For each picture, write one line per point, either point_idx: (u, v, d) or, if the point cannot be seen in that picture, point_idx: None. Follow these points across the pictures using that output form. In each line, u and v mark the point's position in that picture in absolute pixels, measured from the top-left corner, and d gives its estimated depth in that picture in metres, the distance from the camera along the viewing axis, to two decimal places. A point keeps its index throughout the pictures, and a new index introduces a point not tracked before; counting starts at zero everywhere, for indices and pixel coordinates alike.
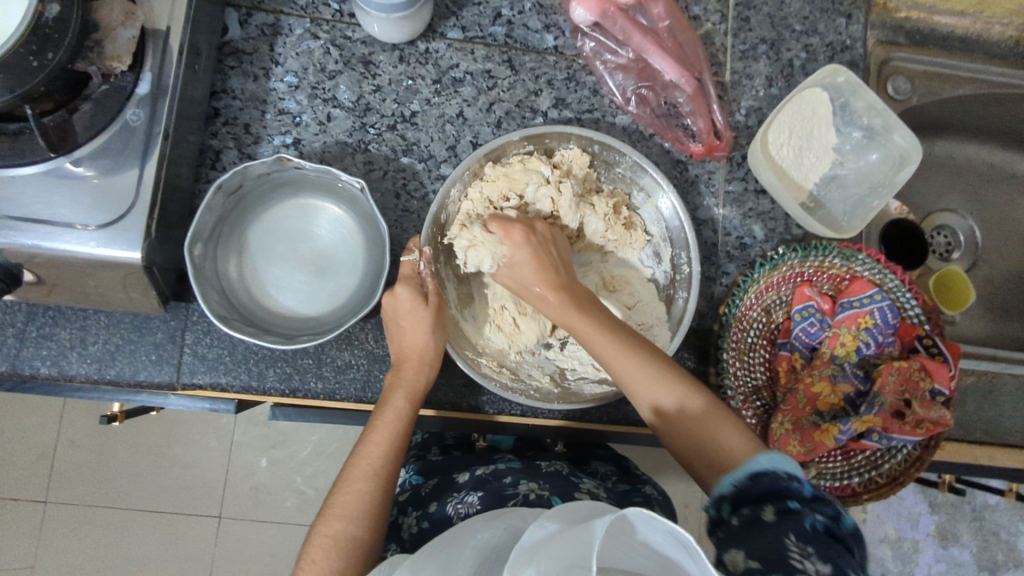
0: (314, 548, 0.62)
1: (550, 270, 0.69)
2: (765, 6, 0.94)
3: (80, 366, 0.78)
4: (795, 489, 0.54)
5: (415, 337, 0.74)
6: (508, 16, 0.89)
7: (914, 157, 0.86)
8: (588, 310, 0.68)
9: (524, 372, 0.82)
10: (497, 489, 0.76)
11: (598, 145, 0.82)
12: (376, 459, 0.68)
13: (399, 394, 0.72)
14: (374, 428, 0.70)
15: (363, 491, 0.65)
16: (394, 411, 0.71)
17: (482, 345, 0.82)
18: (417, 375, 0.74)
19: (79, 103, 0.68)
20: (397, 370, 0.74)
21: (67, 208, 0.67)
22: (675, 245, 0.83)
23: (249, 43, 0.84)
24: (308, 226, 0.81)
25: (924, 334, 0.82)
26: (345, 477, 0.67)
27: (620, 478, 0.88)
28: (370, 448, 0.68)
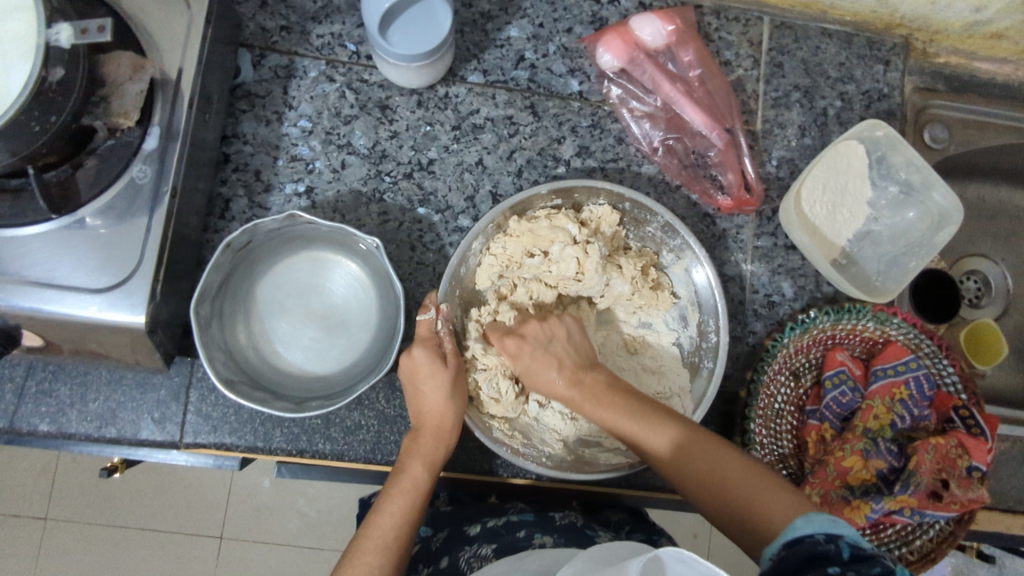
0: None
1: (535, 332, 0.72)
2: (799, 51, 0.90)
3: (80, 424, 0.75)
4: (834, 553, 0.50)
5: (432, 408, 0.71)
6: (532, 60, 0.85)
7: (954, 217, 0.82)
8: (596, 386, 0.70)
9: (537, 436, 0.78)
10: (512, 542, 0.73)
11: (629, 203, 0.78)
12: (390, 534, 0.65)
13: (416, 462, 0.69)
14: (388, 498, 0.67)
15: (373, 566, 0.62)
16: (409, 481, 0.68)
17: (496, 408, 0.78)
18: (435, 446, 0.70)
19: (83, 158, 0.65)
20: (415, 437, 0.71)
21: (69, 269, 0.64)
22: (703, 311, 0.79)
23: (261, 86, 0.81)
24: (320, 280, 0.78)
25: (962, 405, 0.78)
26: (354, 550, 0.64)
27: (634, 526, 0.82)
28: (381, 519, 0.65)
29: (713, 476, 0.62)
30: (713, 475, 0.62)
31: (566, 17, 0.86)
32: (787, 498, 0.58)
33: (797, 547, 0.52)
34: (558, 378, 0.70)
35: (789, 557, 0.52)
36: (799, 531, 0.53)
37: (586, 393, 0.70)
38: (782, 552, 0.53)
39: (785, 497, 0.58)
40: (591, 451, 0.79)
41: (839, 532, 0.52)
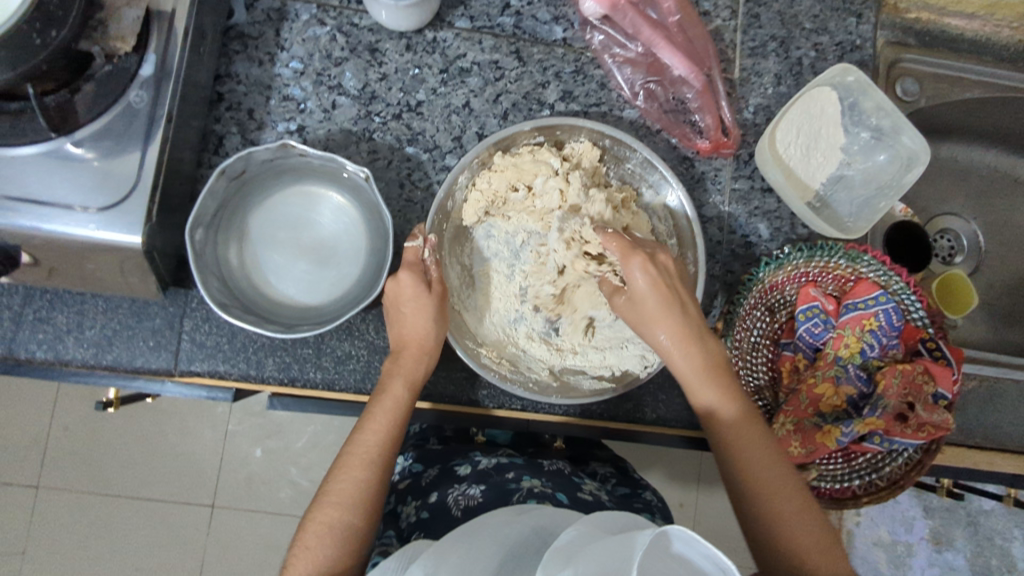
0: (308, 536, 0.63)
1: (685, 336, 0.71)
2: (775, 3, 0.93)
3: (77, 351, 0.77)
4: None
5: (411, 332, 0.73)
6: (517, 7, 0.88)
7: (920, 159, 0.86)
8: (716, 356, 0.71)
9: (522, 363, 0.81)
10: (500, 483, 0.77)
11: (609, 140, 0.81)
12: (374, 447, 0.68)
13: (398, 381, 0.71)
14: (370, 416, 0.70)
15: (359, 479, 0.66)
16: (391, 400, 0.71)
17: (481, 335, 0.82)
18: (415, 365, 0.73)
19: (81, 84, 0.67)
20: (398, 357, 0.73)
21: (68, 189, 0.66)
22: (682, 244, 0.83)
23: (254, 28, 0.83)
24: (310, 214, 0.80)
25: (928, 337, 0.82)
26: (341, 464, 0.67)
27: (620, 480, 0.89)
28: (365, 436, 0.68)
29: (779, 500, 0.64)
30: (771, 483, 0.65)
31: None
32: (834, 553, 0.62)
33: None
34: (710, 392, 0.69)
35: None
36: None
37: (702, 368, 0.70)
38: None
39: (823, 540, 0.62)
40: (574, 378, 0.81)
41: None
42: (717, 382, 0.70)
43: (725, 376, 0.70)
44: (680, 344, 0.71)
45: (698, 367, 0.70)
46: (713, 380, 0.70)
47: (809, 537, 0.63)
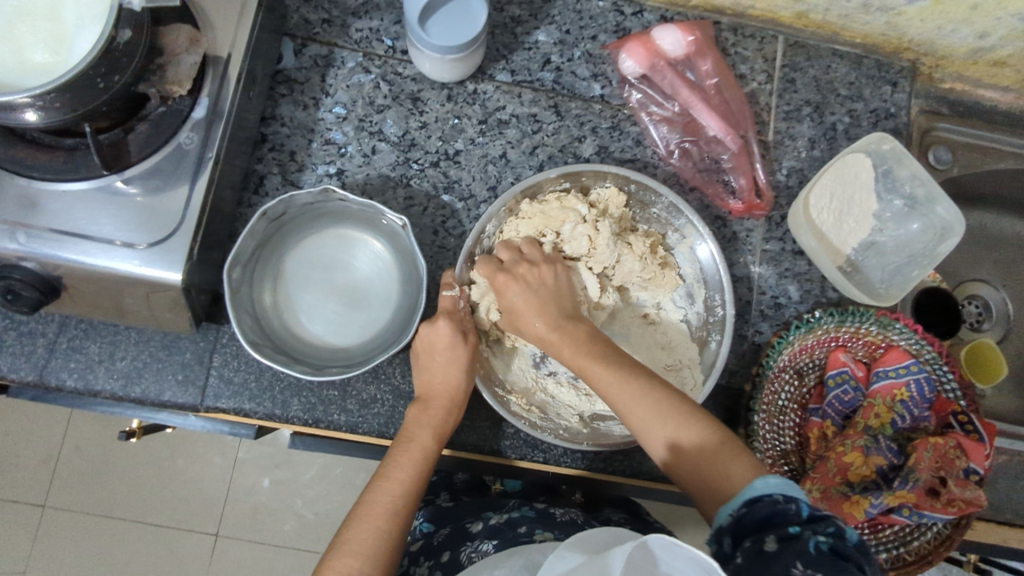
0: None
1: (568, 334, 0.71)
2: (811, 69, 0.94)
3: (106, 382, 0.78)
4: (793, 512, 0.53)
5: (435, 385, 0.74)
6: (557, 63, 0.90)
7: (955, 230, 0.85)
8: (593, 350, 0.70)
9: (552, 410, 0.81)
10: (513, 538, 0.76)
11: (634, 184, 0.82)
12: (395, 498, 0.67)
13: (426, 433, 0.71)
14: (394, 464, 0.69)
15: (380, 528, 0.65)
16: (417, 450, 0.70)
17: (511, 381, 0.81)
18: (439, 417, 0.73)
19: (135, 124, 0.69)
20: (423, 408, 0.73)
21: (113, 224, 0.68)
22: (709, 287, 0.82)
23: (301, 73, 0.86)
24: (344, 256, 0.81)
25: (961, 411, 0.81)
26: (358, 513, 0.66)
27: (633, 526, 0.86)
28: (389, 485, 0.67)
29: (686, 440, 0.64)
30: (674, 430, 0.65)
31: (592, 25, 0.91)
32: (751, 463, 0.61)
33: (754, 505, 0.55)
34: (634, 405, 0.66)
35: (750, 514, 0.55)
36: (756, 492, 0.56)
37: (574, 355, 0.70)
38: (742, 509, 0.57)
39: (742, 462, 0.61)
40: (606, 424, 0.81)
41: (796, 495, 0.55)
42: (628, 378, 0.68)
43: (623, 365, 0.69)
44: (582, 352, 0.70)
45: (593, 358, 0.69)
46: (613, 369, 0.68)
47: (741, 474, 0.60)
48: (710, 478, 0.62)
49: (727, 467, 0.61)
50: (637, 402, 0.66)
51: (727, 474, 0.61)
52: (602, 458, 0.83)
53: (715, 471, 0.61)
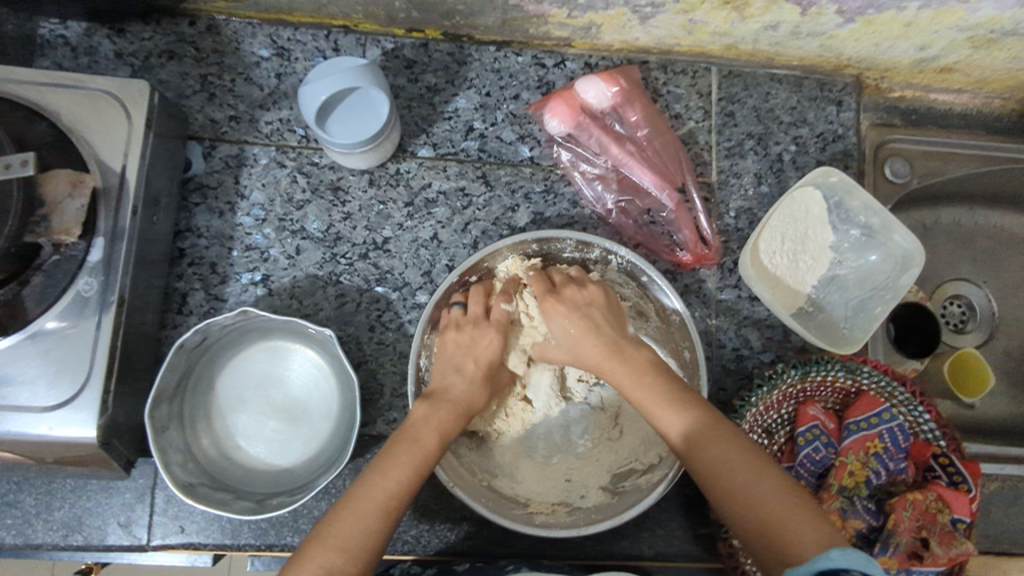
0: None
1: (602, 336, 0.69)
2: (749, 99, 0.89)
3: (46, 535, 0.74)
4: None
5: (406, 449, 0.64)
6: (481, 129, 0.85)
7: (916, 260, 0.81)
8: (655, 382, 0.66)
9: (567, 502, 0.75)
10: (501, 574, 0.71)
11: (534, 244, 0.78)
12: (358, 535, 0.58)
13: (399, 467, 0.62)
14: (354, 497, 0.60)
15: (333, 567, 0.56)
16: (359, 523, 0.58)
17: (522, 493, 0.75)
18: (403, 477, 0.62)
19: (29, 276, 0.65)
20: (385, 463, 0.63)
21: (19, 387, 0.64)
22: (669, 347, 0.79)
23: (213, 177, 0.82)
24: (278, 369, 0.78)
25: (940, 452, 0.76)
26: (307, 549, 0.57)
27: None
28: (348, 519, 0.58)
29: (734, 486, 0.59)
30: (727, 471, 0.60)
31: (513, 83, 0.86)
32: (822, 529, 0.55)
33: None
34: (675, 420, 0.63)
35: None
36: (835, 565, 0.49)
37: (628, 372, 0.67)
38: None
39: (811, 524, 0.55)
40: (631, 481, 0.76)
41: None
42: (682, 408, 0.64)
43: (675, 390, 0.65)
44: (627, 375, 0.67)
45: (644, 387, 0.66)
46: (666, 400, 0.64)
47: (808, 538, 0.54)
48: (766, 529, 0.56)
49: (766, 497, 0.58)
50: (682, 424, 0.63)
51: (788, 530, 0.55)
52: (573, 545, 0.80)
53: (762, 505, 0.57)
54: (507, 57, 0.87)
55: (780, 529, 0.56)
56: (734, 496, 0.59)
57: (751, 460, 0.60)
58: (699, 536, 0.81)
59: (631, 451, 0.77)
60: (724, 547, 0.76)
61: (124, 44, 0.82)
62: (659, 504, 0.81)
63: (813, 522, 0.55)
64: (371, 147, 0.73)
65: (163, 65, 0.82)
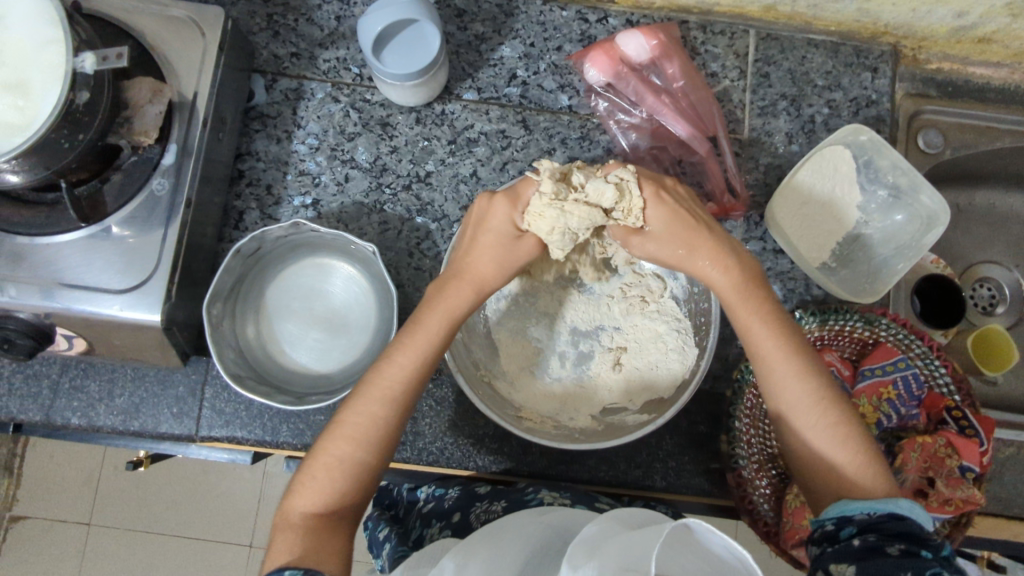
0: (319, 468, 0.62)
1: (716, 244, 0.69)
2: (785, 61, 0.92)
3: (107, 418, 0.82)
4: (934, 545, 0.54)
5: (445, 296, 0.68)
6: (523, 77, 0.90)
7: (941, 220, 0.82)
8: (762, 306, 0.68)
9: (566, 420, 0.80)
10: (521, 497, 0.78)
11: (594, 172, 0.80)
12: (397, 382, 0.64)
13: (444, 313, 0.67)
14: (404, 345, 0.66)
15: (375, 412, 0.63)
16: (401, 370, 0.65)
17: (525, 407, 0.80)
18: (446, 327, 0.67)
19: (110, 174, 0.73)
20: (428, 308, 0.67)
21: (95, 272, 0.71)
22: (695, 293, 0.81)
23: (273, 107, 0.88)
24: (322, 284, 0.84)
25: (954, 405, 0.78)
26: (359, 391, 0.64)
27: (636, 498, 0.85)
28: (392, 369, 0.65)
29: (814, 422, 0.64)
30: (811, 403, 0.64)
31: (557, 36, 0.91)
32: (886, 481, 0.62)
33: (893, 520, 0.56)
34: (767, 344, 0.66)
35: (885, 525, 0.56)
36: (900, 512, 0.57)
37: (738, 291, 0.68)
38: (882, 518, 0.57)
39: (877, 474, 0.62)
40: (620, 417, 0.80)
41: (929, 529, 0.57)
42: (777, 335, 0.67)
43: (769, 314, 0.68)
44: (732, 290, 0.69)
45: (743, 305, 0.68)
46: (764, 321, 0.67)
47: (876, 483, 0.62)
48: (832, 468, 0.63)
49: (842, 437, 0.63)
50: (775, 350, 0.66)
51: (851, 473, 0.62)
52: (587, 469, 0.84)
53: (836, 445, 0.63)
54: (552, 11, 0.91)
55: (848, 468, 0.63)
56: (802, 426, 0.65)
57: (819, 386, 0.65)
58: (709, 471, 0.84)
59: (626, 390, 0.80)
60: (731, 478, 0.79)
61: None
62: (673, 439, 0.85)
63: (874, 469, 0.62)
64: (419, 80, 0.78)
65: (235, 4, 0.89)
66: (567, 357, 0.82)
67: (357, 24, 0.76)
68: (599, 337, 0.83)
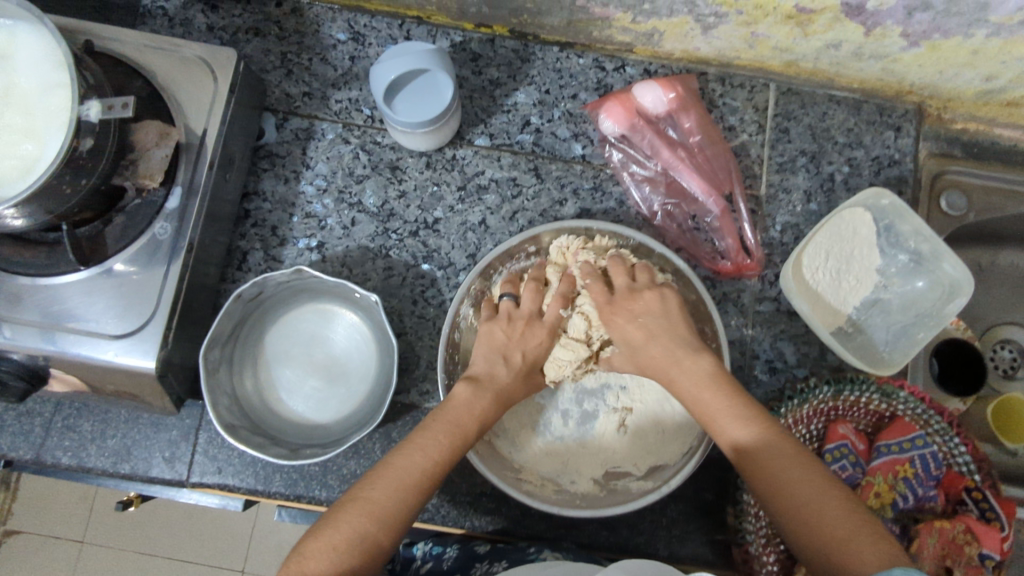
0: (328, 539, 0.55)
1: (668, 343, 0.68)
2: (806, 117, 0.90)
3: (98, 459, 0.80)
4: None
5: (473, 400, 0.67)
6: (537, 124, 0.88)
7: (965, 288, 0.79)
8: (726, 394, 0.64)
9: (567, 480, 0.77)
10: (520, 557, 0.75)
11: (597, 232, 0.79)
12: (420, 468, 0.61)
13: (472, 416, 0.66)
14: (429, 434, 0.63)
15: (402, 497, 0.59)
16: (429, 464, 0.62)
17: (525, 466, 0.78)
18: (471, 428, 0.65)
19: (113, 216, 0.71)
20: (453, 409, 0.66)
21: (92, 316, 0.70)
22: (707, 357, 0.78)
23: (282, 147, 0.87)
24: (323, 330, 0.82)
25: (974, 486, 0.75)
26: (379, 473, 0.60)
27: None
28: (417, 455, 0.62)
29: (803, 505, 0.57)
30: (789, 485, 0.58)
31: (573, 84, 0.89)
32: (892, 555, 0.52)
33: None
34: (731, 423, 0.63)
35: None
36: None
37: (697, 388, 0.65)
38: None
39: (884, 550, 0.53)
40: (622, 483, 0.77)
41: None
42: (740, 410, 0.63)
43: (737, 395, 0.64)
44: (696, 387, 0.65)
45: (712, 395, 0.64)
46: (733, 409, 0.63)
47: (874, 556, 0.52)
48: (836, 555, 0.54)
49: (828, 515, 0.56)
50: (743, 432, 0.62)
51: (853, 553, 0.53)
52: (587, 533, 0.81)
53: (826, 526, 0.55)
54: (569, 58, 0.90)
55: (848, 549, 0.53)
56: (783, 498, 0.58)
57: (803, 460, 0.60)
58: (713, 541, 0.80)
59: (631, 452, 0.78)
60: (739, 553, 0.77)
61: (215, 19, 0.88)
62: (677, 505, 0.82)
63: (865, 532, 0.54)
64: (430, 129, 0.77)
65: (249, 41, 0.88)
66: (571, 417, 0.80)
67: (370, 71, 0.75)
68: (605, 395, 0.80)
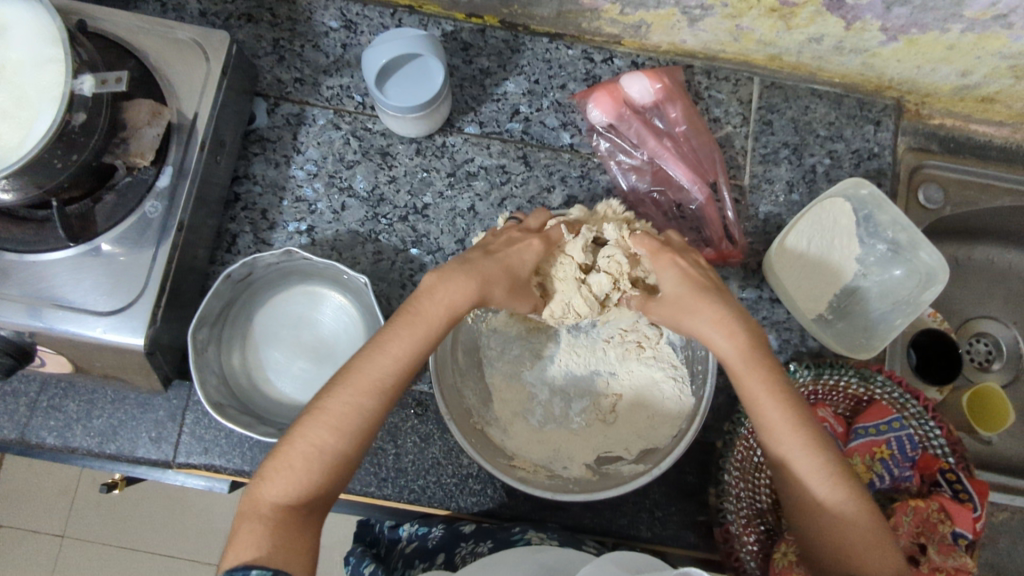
0: (295, 454, 0.58)
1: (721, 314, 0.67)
2: (789, 110, 0.92)
3: (83, 439, 0.80)
4: None
5: (443, 290, 0.64)
6: (526, 113, 0.90)
7: (939, 277, 0.80)
8: (771, 377, 0.65)
9: (558, 465, 0.78)
10: (506, 537, 0.75)
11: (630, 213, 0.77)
12: (385, 373, 0.61)
13: (437, 305, 0.64)
14: (393, 336, 0.63)
15: (364, 403, 0.60)
16: (393, 361, 0.62)
17: (512, 448, 0.78)
18: (438, 321, 0.64)
19: (103, 194, 0.72)
20: (422, 304, 0.64)
21: (80, 293, 0.70)
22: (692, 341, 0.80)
23: (273, 131, 0.88)
24: (313, 313, 0.83)
25: (948, 468, 0.77)
26: (343, 380, 0.61)
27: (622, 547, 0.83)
28: (381, 358, 0.62)
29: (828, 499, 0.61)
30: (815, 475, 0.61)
31: (561, 74, 0.91)
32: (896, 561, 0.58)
33: None
34: (771, 403, 0.64)
35: None
36: None
37: (745, 362, 0.65)
38: None
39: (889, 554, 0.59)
40: (614, 467, 0.78)
41: None
42: (787, 402, 0.64)
43: (777, 374, 0.65)
44: (740, 361, 0.65)
45: (758, 377, 0.65)
46: (774, 390, 0.64)
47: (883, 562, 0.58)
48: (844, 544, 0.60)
49: (849, 512, 0.60)
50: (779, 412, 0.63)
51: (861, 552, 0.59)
52: (573, 515, 0.82)
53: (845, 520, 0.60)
54: (559, 49, 0.91)
55: (859, 544, 0.59)
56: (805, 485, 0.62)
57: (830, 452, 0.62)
58: (696, 523, 0.82)
59: (622, 436, 0.79)
60: (719, 533, 0.78)
61: (207, 5, 0.89)
62: (660, 488, 0.83)
63: (879, 529, 0.60)
64: (422, 113, 0.78)
65: (241, 27, 0.89)
66: (561, 401, 0.81)
67: (362, 57, 0.75)
68: (596, 381, 0.81)
